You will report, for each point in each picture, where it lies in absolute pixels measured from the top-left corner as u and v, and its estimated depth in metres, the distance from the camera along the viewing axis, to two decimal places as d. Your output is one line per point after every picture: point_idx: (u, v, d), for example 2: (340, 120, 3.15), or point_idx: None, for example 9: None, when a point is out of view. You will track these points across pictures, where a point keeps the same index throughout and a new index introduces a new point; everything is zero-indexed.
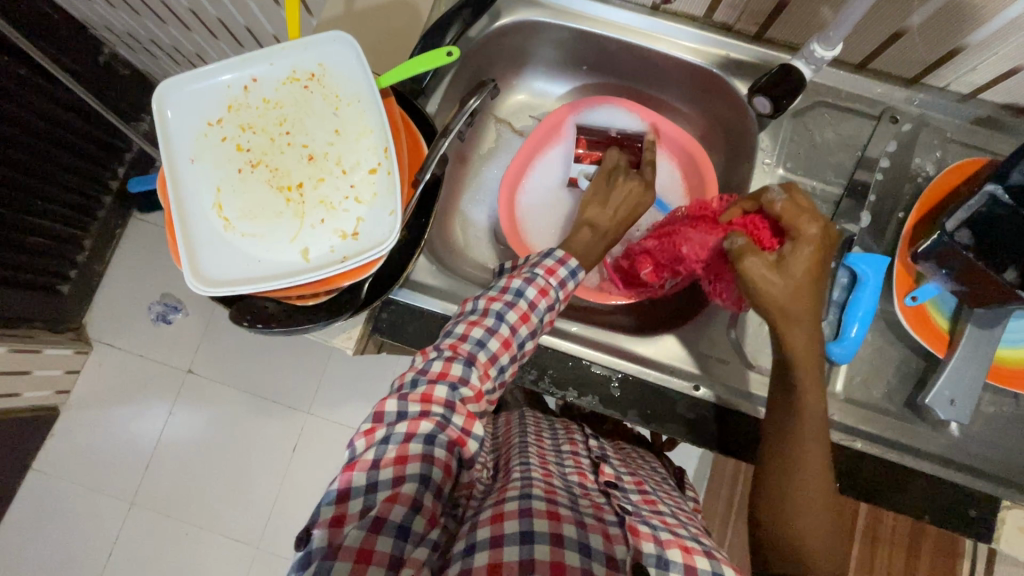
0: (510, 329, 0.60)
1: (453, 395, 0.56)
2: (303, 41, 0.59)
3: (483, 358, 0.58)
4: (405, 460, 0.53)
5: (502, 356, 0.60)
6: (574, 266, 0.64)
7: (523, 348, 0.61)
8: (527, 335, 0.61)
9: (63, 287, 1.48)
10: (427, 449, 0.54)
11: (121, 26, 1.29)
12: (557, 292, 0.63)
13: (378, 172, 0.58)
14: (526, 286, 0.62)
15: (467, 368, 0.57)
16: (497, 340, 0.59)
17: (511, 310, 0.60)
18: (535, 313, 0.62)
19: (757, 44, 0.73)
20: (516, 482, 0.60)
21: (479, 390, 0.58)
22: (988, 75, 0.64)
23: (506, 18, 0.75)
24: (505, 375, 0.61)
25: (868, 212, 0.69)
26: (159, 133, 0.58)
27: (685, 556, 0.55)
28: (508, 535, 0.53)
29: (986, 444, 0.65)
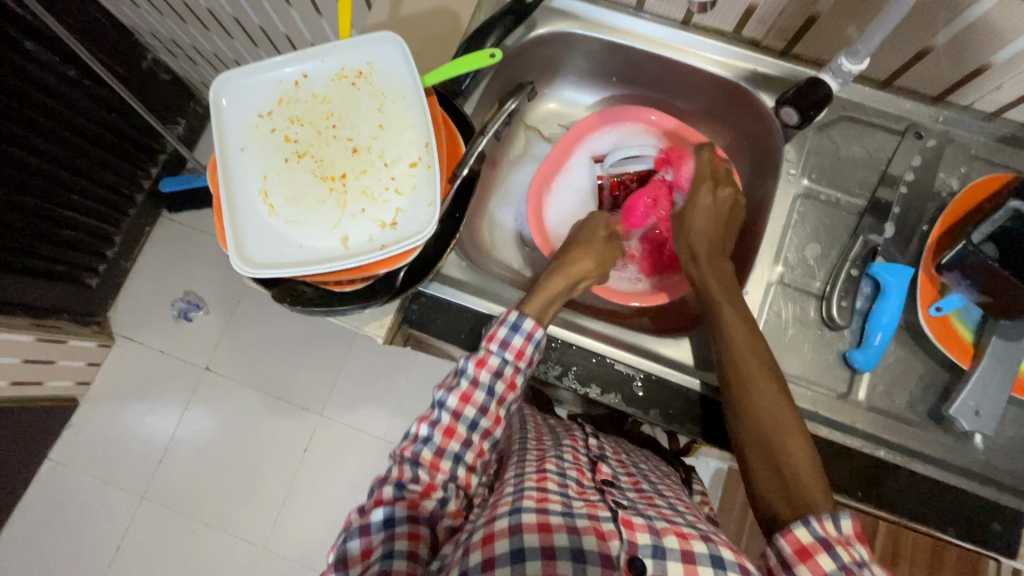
0: (452, 415, 0.62)
1: (401, 491, 0.59)
2: (354, 42, 0.62)
3: (429, 453, 0.61)
4: (369, 552, 0.57)
5: (451, 444, 0.62)
6: (512, 321, 0.64)
7: (476, 429, 0.63)
8: (475, 415, 0.63)
9: (92, 281, 1.52)
10: (386, 535, 0.57)
11: (165, 32, 1.36)
12: (503, 357, 0.64)
13: (418, 166, 0.60)
14: (466, 364, 0.64)
15: (413, 468, 0.60)
16: (439, 432, 0.62)
17: (451, 395, 0.62)
18: (480, 390, 0.63)
19: (784, 60, 0.75)
20: (507, 497, 0.60)
21: (431, 484, 0.60)
22: (1013, 94, 0.66)
23: (542, 28, 0.78)
24: (464, 461, 0.62)
25: (892, 223, 0.70)
26: (214, 121, 0.61)
27: (682, 543, 0.55)
28: (499, 556, 0.53)
29: (1011, 458, 0.65)
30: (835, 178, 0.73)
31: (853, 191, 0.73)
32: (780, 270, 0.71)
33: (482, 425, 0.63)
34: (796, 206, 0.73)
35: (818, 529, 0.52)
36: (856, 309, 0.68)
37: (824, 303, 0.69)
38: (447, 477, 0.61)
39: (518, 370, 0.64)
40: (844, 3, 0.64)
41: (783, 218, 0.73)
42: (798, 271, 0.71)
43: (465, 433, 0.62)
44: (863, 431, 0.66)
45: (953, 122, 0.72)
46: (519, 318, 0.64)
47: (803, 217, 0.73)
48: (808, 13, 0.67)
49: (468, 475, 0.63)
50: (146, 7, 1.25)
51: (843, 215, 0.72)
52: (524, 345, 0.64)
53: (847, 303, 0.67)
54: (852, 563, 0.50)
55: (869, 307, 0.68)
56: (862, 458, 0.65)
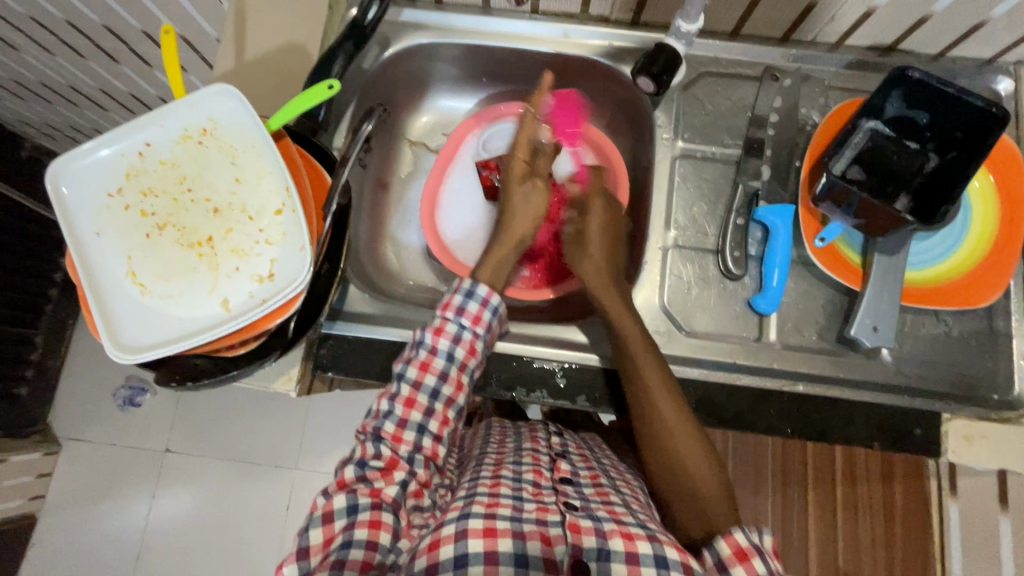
0: (413, 384, 0.62)
1: (363, 470, 0.59)
2: (189, 100, 0.60)
3: (390, 426, 0.61)
4: (331, 539, 0.55)
5: (413, 413, 0.61)
6: (466, 291, 0.64)
7: (437, 397, 0.62)
8: (435, 382, 0.62)
9: (20, 390, 1.44)
10: (348, 520, 0.56)
11: (37, 117, 1.29)
12: (460, 324, 0.63)
13: (283, 213, 0.58)
14: (423, 335, 0.64)
15: (376, 444, 0.60)
16: (400, 403, 0.61)
17: (409, 366, 0.62)
18: (439, 358, 0.62)
19: (636, 29, 0.76)
20: (459, 502, 0.60)
21: (393, 457, 0.60)
22: (848, 22, 0.69)
23: (395, 45, 0.78)
24: (428, 430, 0.62)
25: (768, 165, 0.72)
26: (59, 211, 0.58)
27: (627, 544, 0.54)
28: (442, 562, 0.54)
29: (921, 364, 0.68)
30: (706, 134, 0.75)
31: (728, 142, 0.75)
32: (673, 234, 0.72)
33: (444, 393, 0.62)
34: (676, 168, 0.75)
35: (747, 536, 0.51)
36: (751, 256, 0.70)
37: (720, 256, 0.70)
38: (411, 448, 0.61)
39: (477, 335, 0.64)
40: None
41: (666, 182, 0.74)
42: (690, 231, 0.72)
43: (426, 401, 0.62)
44: (781, 370, 0.68)
45: (803, 58, 0.75)
46: (472, 285, 0.65)
47: (685, 178, 0.74)
48: None
49: (433, 444, 0.62)
50: (6, 96, 1.19)
51: (721, 168, 0.74)
52: (480, 311, 0.64)
53: (740, 253, 0.69)
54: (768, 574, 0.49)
55: (762, 251, 0.70)
56: (784, 396, 0.67)
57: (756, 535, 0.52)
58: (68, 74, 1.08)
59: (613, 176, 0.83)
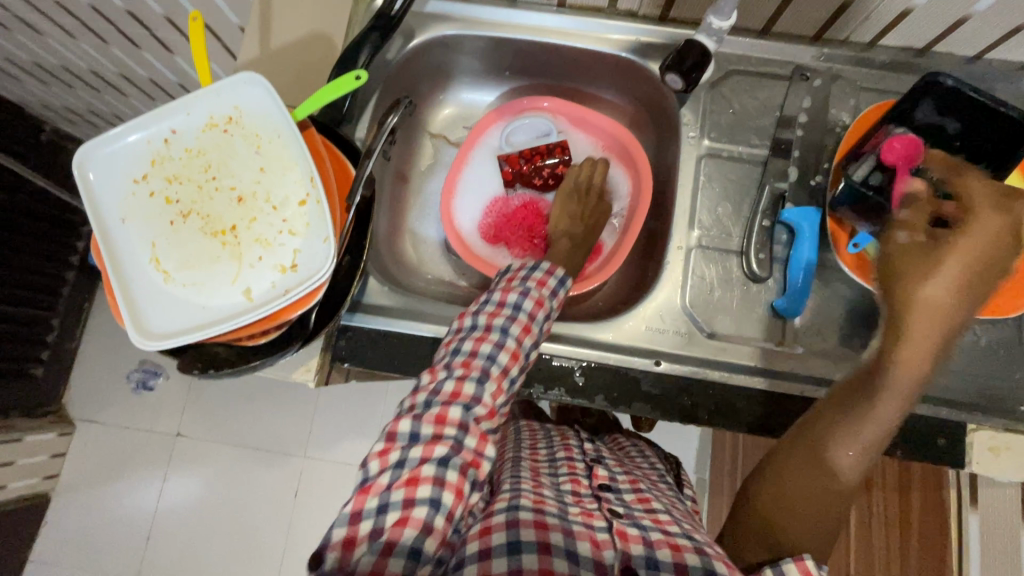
0: (515, 341, 0.57)
1: (465, 416, 0.52)
2: (216, 87, 0.59)
3: (495, 371, 0.55)
4: (418, 482, 0.49)
5: (514, 368, 0.56)
6: (561, 278, 0.63)
7: (530, 360, 0.58)
8: (532, 346, 0.58)
9: (36, 371, 1.46)
10: (441, 469, 0.49)
11: (58, 101, 1.30)
12: (551, 307, 0.62)
13: (307, 203, 0.58)
14: (522, 299, 0.60)
15: (477, 389, 0.53)
16: (506, 353, 0.56)
17: (514, 323, 0.57)
18: (538, 326, 0.59)
19: (664, 25, 0.75)
20: (506, 494, 0.60)
21: (493, 408, 0.54)
22: (882, 22, 0.68)
23: (420, 36, 0.77)
24: (516, 389, 0.57)
25: (795, 168, 0.71)
26: (85, 195, 0.58)
27: (675, 554, 0.53)
28: (496, 547, 0.53)
29: (947, 375, 0.66)
30: (733, 133, 0.74)
31: (754, 142, 0.74)
32: (697, 234, 0.71)
33: (533, 358, 0.59)
34: (701, 168, 0.73)
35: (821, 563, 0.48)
36: (775, 258, 0.70)
37: (743, 258, 0.69)
38: (504, 401, 0.55)
39: (554, 321, 0.62)
40: None
41: (691, 181, 0.73)
42: (713, 232, 0.71)
43: (525, 361, 0.57)
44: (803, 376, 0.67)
45: (834, 58, 0.74)
46: (564, 277, 0.63)
47: (710, 178, 0.73)
48: None
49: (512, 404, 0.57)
50: (29, 79, 1.20)
51: (747, 169, 0.73)
52: (568, 298, 0.63)
53: (765, 255, 0.69)
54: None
55: (788, 253, 0.69)
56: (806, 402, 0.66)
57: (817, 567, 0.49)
58: (90, 58, 1.08)
59: (634, 175, 0.82)
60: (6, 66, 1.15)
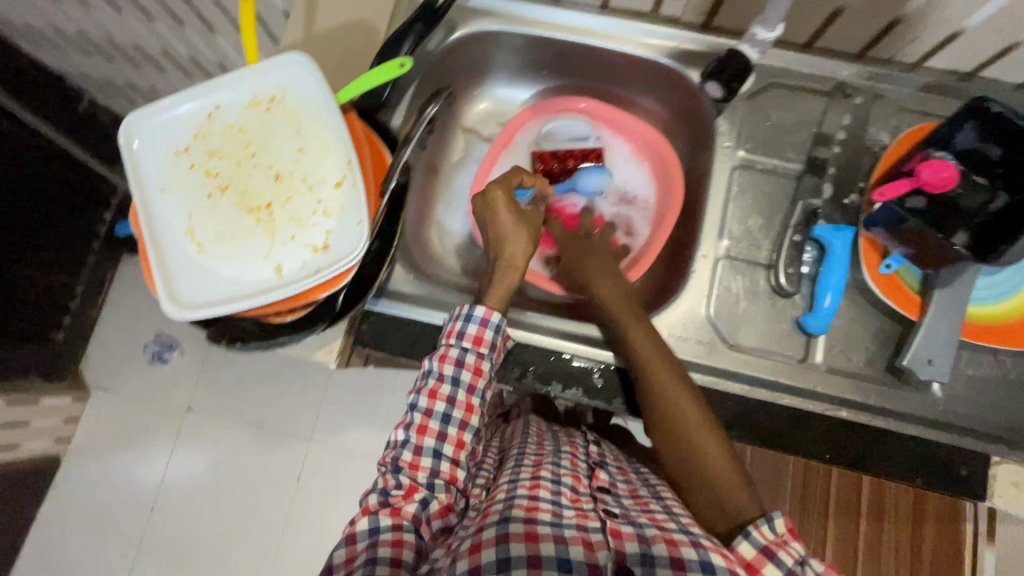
0: (424, 413, 0.62)
1: (385, 496, 0.59)
2: (262, 66, 0.60)
3: (408, 454, 0.61)
4: (353, 557, 0.56)
5: (426, 439, 0.62)
6: (474, 310, 0.63)
7: (449, 421, 0.62)
8: (445, 408, 0.62)
9: (57, 336, 1.49)
10: (369, 541, 0.56)
11: (98, 74, 1.33)
12: (462, 347, 0.63)
13: (343, 185, 0.59)
14: (432, 362, 0.64)
15: (395, 474, 0.61)
16: (413, 431, 0.62)
17: (420, 394, 0.63)
18: (446, 384, 0.62)
19: (706, 33, 0.75)
20: (498, 506, 0.59)
21: (412, 484, 0.60)
22: (930, 43, 0.67)
23: (461, 29, 0.77)
24: (444, 455, 0.62)
25: (830, 183, 0.70)
26: (128, 164, 0.60)
27: (671, 550, 0.53)
28: (485, 564, 0.53)
29: (973, 404, 0.65)
30: (769, 145, 0.73)
31: (790, 156, 0.73)
32: (726, 244, 0.71)
33: (455, 417, 0.62)
34: (734, 179, 0.73)
35: (757, 539, 0.52)
36: (804, 275, 0.69)
37: (771, 271, 0.69)
38: (428, 474, 0.61)
39: (481, 356, 0.63)
40: None
41: (723, 192, 0.73)
42: (743, 243, 0.71)
43: (438, 427, 0.62)
44: (825, 395, 0.66)
45: (878, 76, 0.73)
46: (471, 307, 0.64)
47: (743, 189, 0.73)
48: None
49: (452, 468, 0.62)
50: (73, 51, 1.23)
51: (781, 183, 0.72)
52: (480, 332, 0.63)
53: (794, 269, 0.68)
54: (795, 567, 0.50)
55: (817, 270, 0.69)
56: (825, 421, 0.66)
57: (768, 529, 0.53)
58: (134, 33, 1.10)
59: (667, 181, 0.81)
60: (53, 36, 1.18)
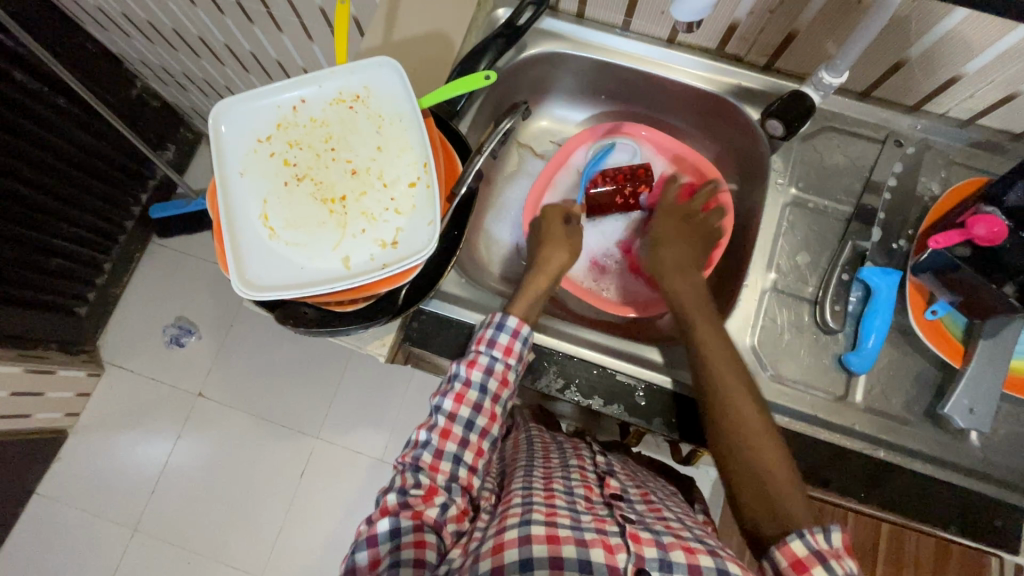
0: (448, 416, 0.64)
1: (404, 498, 0.60)
2: (351, 66, 0.63)
3: (428, 456, 0.62)
4: (378, 562, 0.57)
5: (449, 443, 0.63)
6: (501, 322, 0.65)
7: (471, 428, 0.64)
8: (469, 414, 0.64)
9: (80, 309, 1.51)
10: (392, 543, 0.57)
11: (156, 60, 1.38)
12: (492, 355, 0.64)
13: (417, 186, 0.61)
14: (458, 367, 0.65)
15: (414, 474, 0.62)
16: (436, 433, 0.63)
17: (446, 398, 0.64)
18: (472, 390, 0.64)
19: (767, 74, 0.78)
20: (517, 507, 0.60)
21: (432, 486, 0.61)
22: (985, 102, 0.70)
23: (532, 49, 0.81)
24: (464, 461, 0.63)
25: (879, 228, 0.72)
26: (213, 146, 0.62)
27: (689, 557, 0.54)
28: (508, 564, 0.54)
29: (1010, 456, 0.66)
30: (820, 186, 0.75)
31: (839, 198, 0.75)
32: (773, 277, 0.73)
33: (477, 424, 0.64)
34: (785, 215, 0.75)
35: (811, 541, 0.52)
36: (849, 313, 0.70)
37: (817, 307, 0.70)
38: (448, 476, 0.62)
39: (509, 366, 0.65)
40: (821, 19, 0.66)
41: (774, 226, 0.75)
42: (790, 277, 0.73)
43: (461, 432, 0.64)
44: (862, 433, 0.67)
45: (930, 130, 0.75)
46: (503, 317, 0.65)
47: (794, 225, 0.75)
48: (788, 30, 0.70)
49: (469, 475, 0.64)
50: (137, 36, 1.27)
51: (829, 223, 0.74)
52: (511, 342, 0.65)
53: (840, 307, 0.69)
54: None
55: (861, 310, 0.70)
56: (862, 459, 0.66)
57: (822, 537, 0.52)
58: (201, 24, 1.14)
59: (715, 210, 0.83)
60: (121, 21, 1.22)
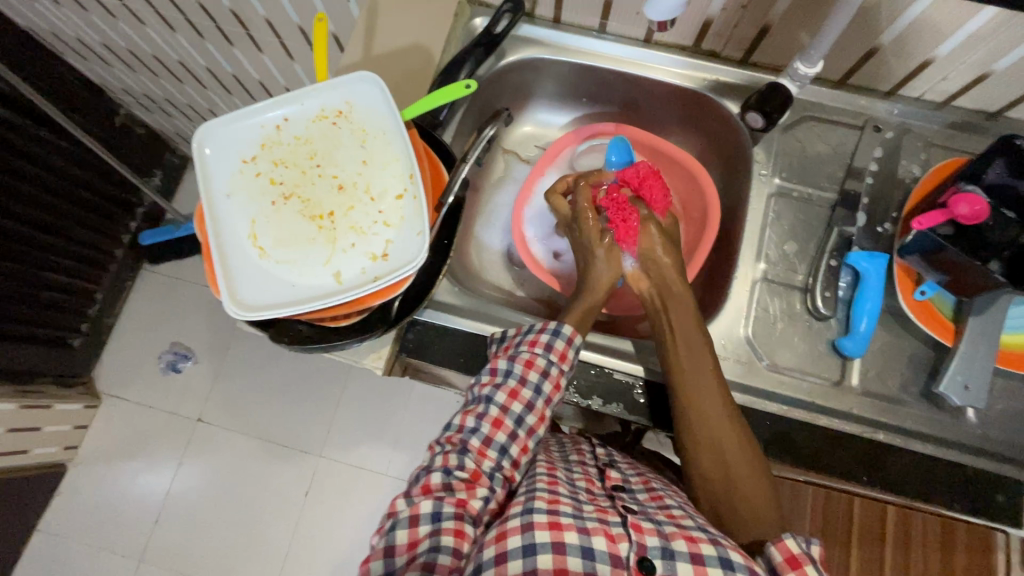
0: (500, 408, 0.62)
1: (449, 480, 0.59)
2: (332, 83, 0.64)
3: (477, 442, 0.61)
4: (416, 543, 0.56)
5: (498, 434, 0.61)
6: (557, 328, 0.64)
7: (521, 425, 0.62)
8: (522, 411, 0.62)
9: (75, 341, 1.50)
10: (433, 527, 0.56)
11: (138, 87, 1.38)
12: (549, 358, 0.64)
13: (405, 197, 0.62)
14: (512, 364, 0.63)
15: (460, 456, 0.60)
16: (487, 423, 0.61)
17: (499, 391, 0.62)
18: (528, 388, 0.63)
19: (744, 67, 0.79)
20: (520, 496, 0.60)
21: (476, 472, 0.60)
22: (958, 84, 0.71)
23: (511, 56, 0.81)
24: (509, 454, 0.62)
25: (863, 213, 0.73)
26: (198, 169, 0.62)
27: (691, 545, 0.54)
28: (511, 550, 0.54)
29: (1007, 430, 0.67)
30: (803, 174, 0.76)
31: (823, 186, 0.76)
32: (763, 267, 0.73)
33: (528, 422, 0.63)
34: (771, 206, 0.76)
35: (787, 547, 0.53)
36: (840, 298, 0.71)
37: (808, 295, 0.71)
38: (492, 465, 0.61)
39: (563, 372, 0.64)
40: (793, 12, 0.67)
41: (760, 217, 0.76)
42: (780, 267, 0.73)
43: (511, 426, 0.62)
44: (861, 417, 0.67)
45: (906, 114, 0.76)
46: (560, 324, 0.65)
47: (780, 215, 0.75)
48: (761, 23, 0.71)
49: (512, 467, 0.62)
50: (118, 64, 1.27)
51: (814, 210, 0.75)
52: (567, 349, 0.64)
53: (830, 293, 0.70)
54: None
55: (852, 295, 0.71)
56: (862, 442, 0.67)
57: (805, 541, 0.54)
58: (182, 49, 1.15)
59: (700, 204, 0.84)
60: (101, 50, 1.22)
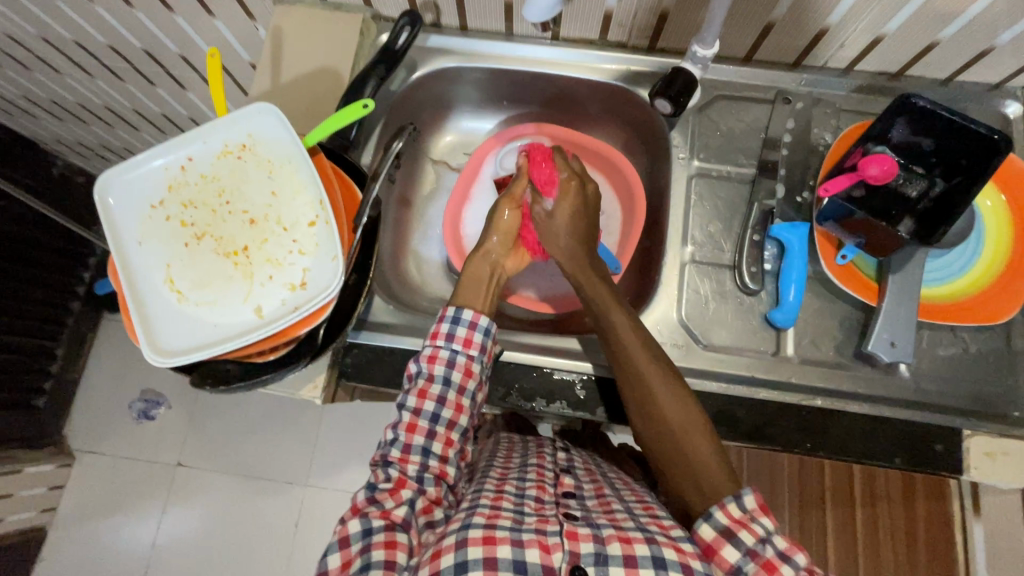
0: (413, 411, 0.63)
1: (374, 493, 0.59)
2: (231, 117, 0.63)
3: (397, 451, 0.62)
4: (348, 563, 0.54)
5: (416, 437, 0.62)
6: (453, 314, 0.66)
7: (437, 420, 0.63)
8: (434, 407, 0.63)
9: (39, 401, 1.46)
10: (364, 543, 0.55)
11: (71, 136, 1.35)
12: (451, 348, 0.65)
13: (317, 224, 0.61)
14: (419, 365, 0.65)
15: (385, 469, 0.61)
16: (402, 429, 0.62)
17: (410, 394, 0.63)
18: (436, 384, 0.63)
19: (653, 54, 0.79)
20: (461, 514, 0.59)
21: (401, 478, 0.60)
22: (857, 49, 0.72)
23: (422, 68, 0.81)
24: (433, 453, 0.62)
25: (783, 184, 0.74)
26: (104, 220, 0.61)
27: (625, 548, 0.53)
28: (443, 569, 0.52)
29: (940, 380, 0.68)
30: (720, 153, 0.77)
31: (741, 162, 0.77)
32: (690, 249, 0.74)
33: (444, 416, 0.63)
34: (692, 187, 0.77)
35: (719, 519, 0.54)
36: (767, 272, 0.72)
37: (736, 272, 0.72)
38: (418, 468, 0.61)
39: (470, 358, 0.65)
40: None
41: (683, 200, 0.77)
42: (706, 247, 0.74)
43: (427, 425, 0.62)
44: (799, 385, 0.68)
45: (814, 83, 0.78)
46: (457, 310, 0.67)
47: (701, 196, 0.76)
48: (658, 10, 0.71)
49: (441, 464, 0.62)
50: (45, 116, 1.25)
51: (734, 187, 0.76)
52: (468, 334, 0.65)
53: (757, 268, 0.71)
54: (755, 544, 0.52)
55: (778, 266, 0.72)
56: (803, 410, 0.68)
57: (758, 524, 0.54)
58: (105, 94, 1.12)
59: (628, 194, 0.86)
60: (26, 104, 1.20)
